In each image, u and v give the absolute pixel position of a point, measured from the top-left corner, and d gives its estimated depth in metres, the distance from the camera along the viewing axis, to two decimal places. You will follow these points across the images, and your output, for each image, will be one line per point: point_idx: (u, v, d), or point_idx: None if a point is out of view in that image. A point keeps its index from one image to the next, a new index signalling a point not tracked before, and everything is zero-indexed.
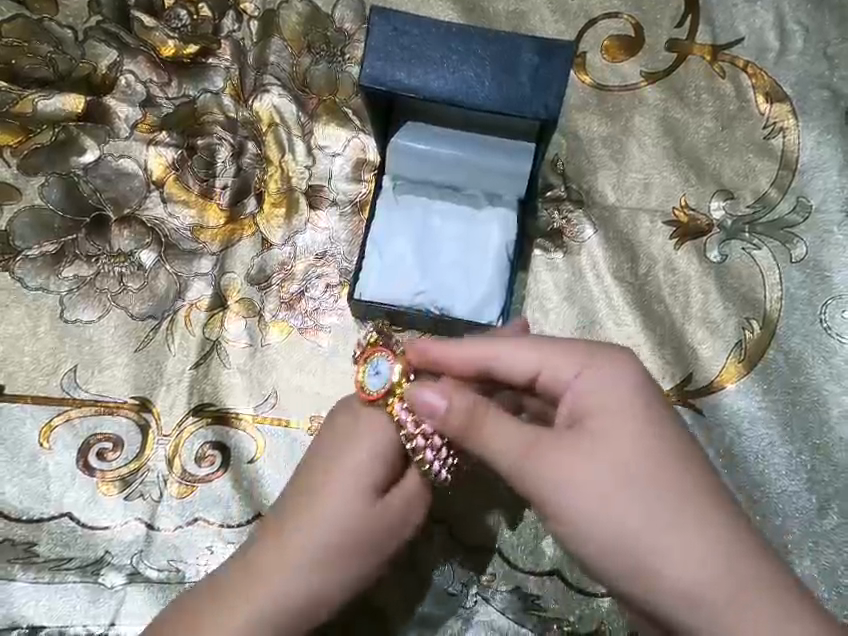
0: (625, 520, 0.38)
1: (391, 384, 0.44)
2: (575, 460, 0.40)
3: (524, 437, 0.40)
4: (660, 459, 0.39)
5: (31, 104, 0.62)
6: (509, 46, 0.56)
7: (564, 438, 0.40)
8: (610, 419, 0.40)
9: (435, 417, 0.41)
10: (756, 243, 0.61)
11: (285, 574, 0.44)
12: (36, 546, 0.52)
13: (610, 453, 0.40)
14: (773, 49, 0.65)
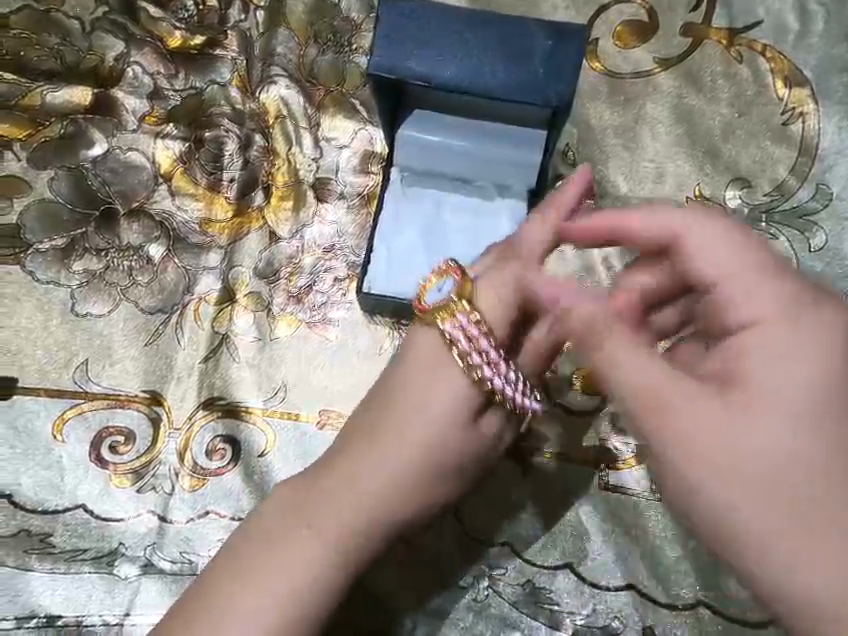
0: (742, 467, 0.37)
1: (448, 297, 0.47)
2: (733, 414, 0.38)
3: (714, 394, 0.39)
4: (819, 420, 0.38)
5: (39, 97, 0.62)
6: (521, 32, 0.54)
7: (709, 390, 0.39)
8: (798, 381, 0.38)
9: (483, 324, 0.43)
10: (774, 233, 0.59)
11: (315, 559, 0.44)
12: (52, 536, 0.51)
13: (775, 417, 0.38)
14: (793, 31, 0.63)
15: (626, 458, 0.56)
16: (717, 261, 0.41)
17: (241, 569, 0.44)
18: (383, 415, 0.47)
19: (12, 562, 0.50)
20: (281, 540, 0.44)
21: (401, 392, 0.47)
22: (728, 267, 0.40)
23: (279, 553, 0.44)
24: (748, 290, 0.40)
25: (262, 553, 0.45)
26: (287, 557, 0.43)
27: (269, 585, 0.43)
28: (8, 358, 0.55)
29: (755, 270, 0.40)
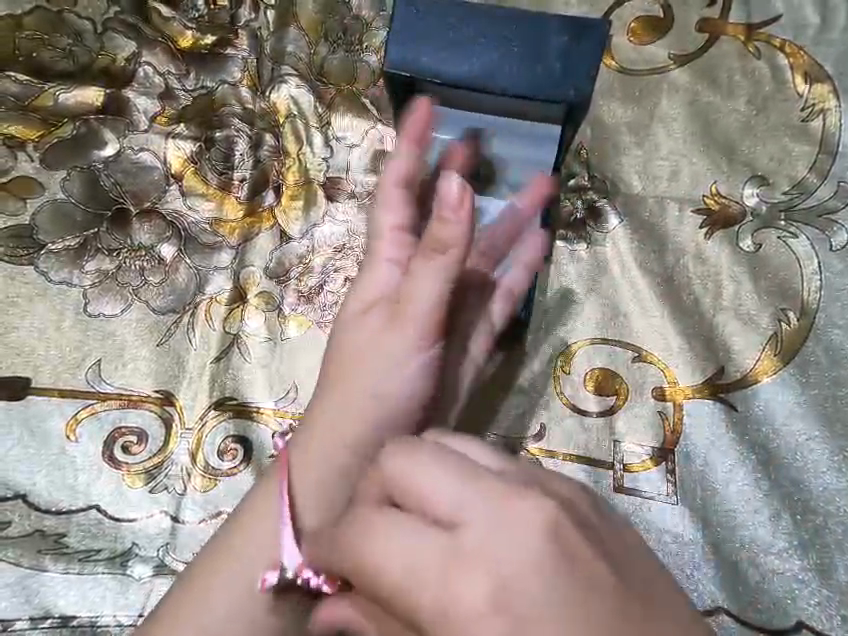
0: None
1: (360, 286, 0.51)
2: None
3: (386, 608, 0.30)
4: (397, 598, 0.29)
5: (51, 97, 0.62)
6: (539, 27, 0.53)
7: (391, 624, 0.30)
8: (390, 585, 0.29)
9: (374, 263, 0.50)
10: (793, 231, 0.58)
11: (268, 517, 0.45)
12: (66, 536, 0.51)
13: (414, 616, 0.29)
14: (813, 24, 0.62)
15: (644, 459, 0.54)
16: (389, 556, 0.29)
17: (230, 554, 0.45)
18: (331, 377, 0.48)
19: (26, 562, 0.49)
20: (258, 513, 0.46)
21: (345, 351, 0.49)
22: (415, 540, 0.29)
23: (262, 517, 0.46)
24: (414, 560, 0.29)
25: (224, 534, 0.46)
26: (271, 515, 0.45)
27: (260, 557, 0.45)
28: (22, 359, 0.55)
29: (414, 583, 0.28)
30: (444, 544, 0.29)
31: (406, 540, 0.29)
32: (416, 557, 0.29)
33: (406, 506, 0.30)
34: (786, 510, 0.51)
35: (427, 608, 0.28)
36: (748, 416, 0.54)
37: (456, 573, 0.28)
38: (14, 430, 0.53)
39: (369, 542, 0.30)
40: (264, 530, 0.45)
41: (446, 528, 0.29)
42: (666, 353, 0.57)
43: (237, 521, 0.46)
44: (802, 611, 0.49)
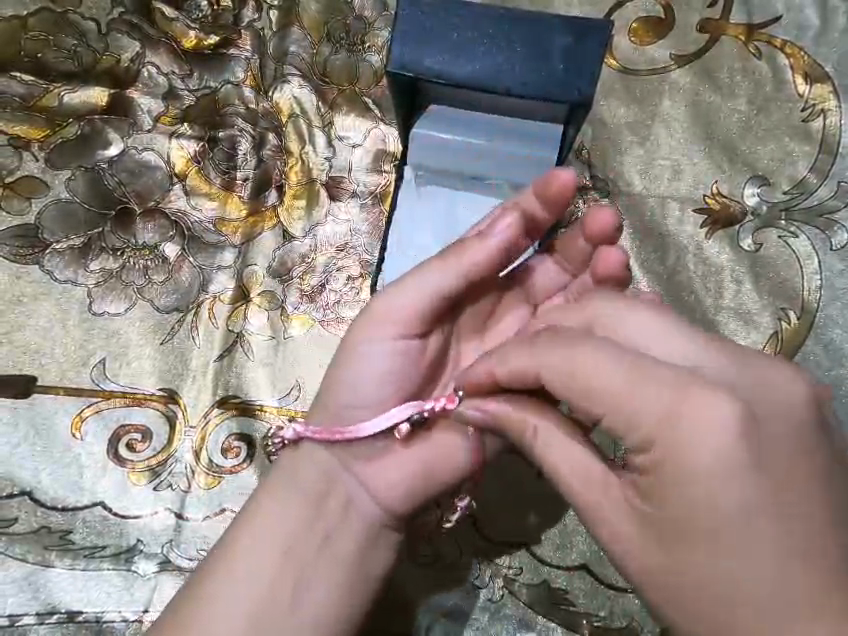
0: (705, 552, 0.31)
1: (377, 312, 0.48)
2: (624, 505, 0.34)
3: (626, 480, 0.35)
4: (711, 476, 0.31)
5: (56, 97, 0.62)
6: (543, 27, 0.53)
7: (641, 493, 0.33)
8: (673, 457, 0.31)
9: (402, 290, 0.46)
10: (794, 231, 0.59)
11: (284, 498, 0.46)
12: (72, 533, 0.51)
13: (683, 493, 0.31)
14: (813, 26, 0.62)
15: None
16: (593, 383, 0.34)
17: (241, 550, 0.44)
18: (340, 357, 0.49)
19: (32, 559, 0.50)
20: (259, 513, 0.45)
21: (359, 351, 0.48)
22: (597, 366, 0.34)
23: (264, 516, 0.45)
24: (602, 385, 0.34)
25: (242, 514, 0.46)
26: (273, 514, 0.45)
27: (268, 555, 0.44)
28: (28, 358, 0.55)
29: (574, 393, 0.35)
30: (644, 370, 0.33)
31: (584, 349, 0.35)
32: (638, 397, 0.32)
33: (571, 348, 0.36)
34: None
35: (677, 485, 0.31)
36: None
37: (668, 425, 0.31)
38: (20, 428, 0.53)
39: (595, 380, 0.34)
40: (280, 512, 0.45)
41: (604, 350, 0.34)
42: None
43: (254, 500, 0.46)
44: None
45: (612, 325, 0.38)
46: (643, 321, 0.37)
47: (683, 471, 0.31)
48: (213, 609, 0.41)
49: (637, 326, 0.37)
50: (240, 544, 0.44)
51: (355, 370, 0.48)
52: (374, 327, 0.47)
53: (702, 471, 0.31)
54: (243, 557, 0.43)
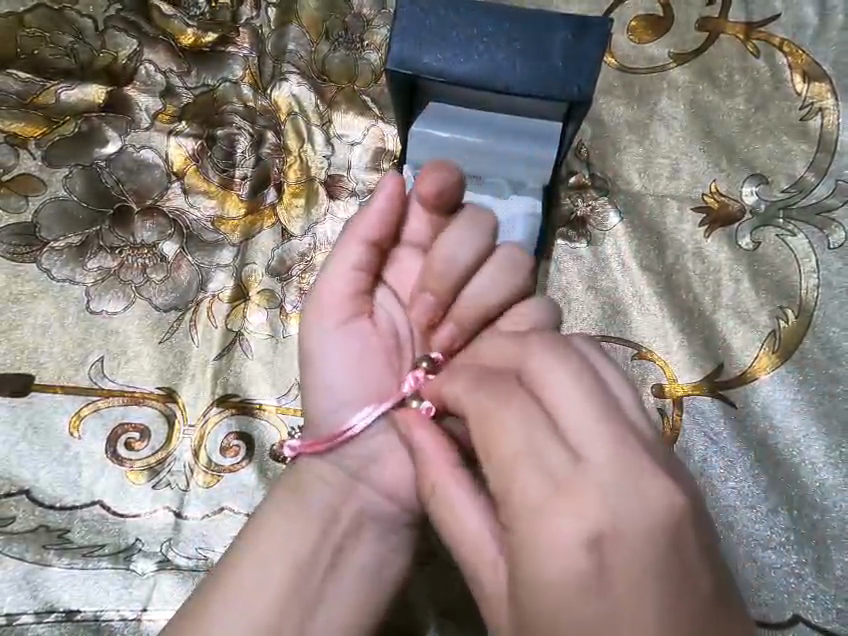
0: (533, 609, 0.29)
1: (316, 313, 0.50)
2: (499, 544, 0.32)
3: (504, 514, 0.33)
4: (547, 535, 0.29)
5: (53, 95, 0.62)
6: (543, 26, 0.53)
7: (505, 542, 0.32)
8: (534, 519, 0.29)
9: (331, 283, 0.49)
10: (792, 229, 0.59)
11: (291, 517, 0.45)
12: (70, 532, 0.51)
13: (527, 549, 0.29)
14: (812, 24, 0.62)
15: None
16: (480, 420, 0.33)
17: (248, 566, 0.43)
18: (303, 366, 0.50)
19: (30, 557, 0.50)
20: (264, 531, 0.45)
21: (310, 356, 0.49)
22: (484, 409, 0.33)
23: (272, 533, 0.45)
24: (495, 423, 0.32)
25: (246, 535, 0.45)
26: (279, 531, 0.45)
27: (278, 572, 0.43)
28: (26, 356, 0.55)
29: (478, 430, 0.33)
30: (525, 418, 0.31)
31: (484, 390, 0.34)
32: (503, 438, 0.32)
33: (484, 391, 0.34)
34: (783, 506, 0.52)
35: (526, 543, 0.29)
36: (746, 413, 0.55)
37: (526, 464, 0.30)
38: (18, 426, 0.54)
39: (484, 417, 0.33)
40: (286, 530, 0.45)
41: (497, 397, 0.33)
42: (666, 351, 0.57)
43: (259, 520, 0.45)
44: (799, 605, 0.50)
45: (537, 376, 0.32)
46: (544, 354, 0.33)
47: (525, 524, 0.29)
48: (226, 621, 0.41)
49: (531, 368, 0.33)
50: (247, 565, 0.43)
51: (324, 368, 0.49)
52: (326, 327, 0.49)
53: (536, 522, 0.29)
54: (250, 578, 0.42)
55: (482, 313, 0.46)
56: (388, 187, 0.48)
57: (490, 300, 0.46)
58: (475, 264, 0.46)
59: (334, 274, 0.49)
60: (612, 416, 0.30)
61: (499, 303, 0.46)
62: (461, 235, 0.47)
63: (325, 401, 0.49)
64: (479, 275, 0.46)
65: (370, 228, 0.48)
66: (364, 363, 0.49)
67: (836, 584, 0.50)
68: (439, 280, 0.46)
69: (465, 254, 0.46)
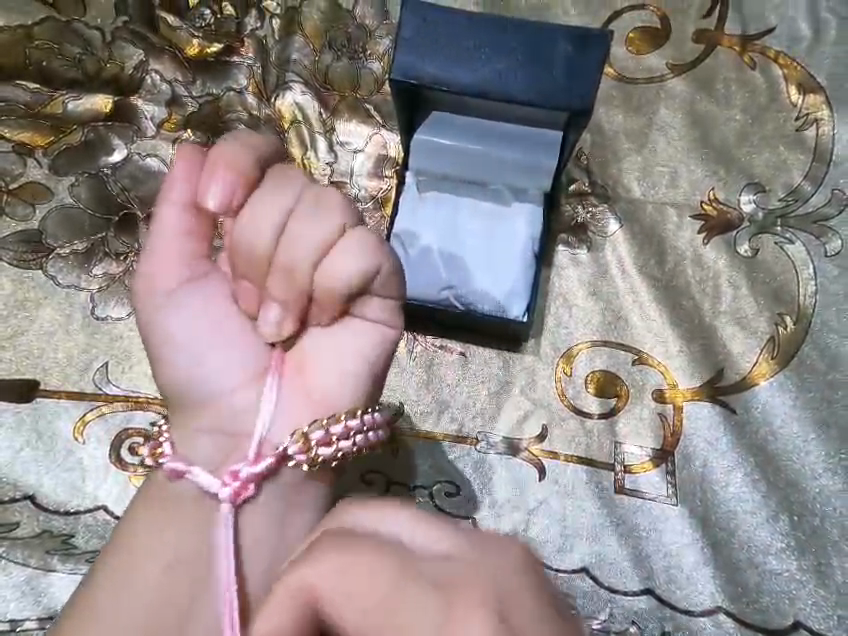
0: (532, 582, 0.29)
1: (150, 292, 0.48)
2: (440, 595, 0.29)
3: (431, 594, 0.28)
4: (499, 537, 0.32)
5: (61, 104, 0.63)
6: (545, 37, 0.54)
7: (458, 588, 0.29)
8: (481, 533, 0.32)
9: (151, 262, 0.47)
10: (789, 237, 0.59)
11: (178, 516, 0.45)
12: (74, 538, 0.52)
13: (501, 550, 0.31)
14: (807, 37, 0.63)
15: (643, 460, 0.55)
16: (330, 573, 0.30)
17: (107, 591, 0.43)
18: (153, 343, 0.48)
19: (33, 563, 0.50)
20: (128, 548, 0.45)
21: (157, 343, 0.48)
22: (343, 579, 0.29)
23: (139, 549, 0.45)
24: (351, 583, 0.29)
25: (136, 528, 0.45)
26: (145, 548, 0.45)
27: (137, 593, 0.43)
28: (32, 362, 0.56)
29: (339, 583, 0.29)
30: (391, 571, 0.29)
31: (327, 555, 0.30)
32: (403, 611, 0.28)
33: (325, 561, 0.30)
34: (783, 512, 0.53)
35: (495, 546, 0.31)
36: (745, 419, 0.55)
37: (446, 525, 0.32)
38: (23, 432, 0.54)
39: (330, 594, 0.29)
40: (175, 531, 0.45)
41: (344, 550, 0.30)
42: (667, 357, 0.58)
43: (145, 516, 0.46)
44: (800, 611, 0.50)
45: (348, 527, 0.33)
46: (369, 519, 0.33)
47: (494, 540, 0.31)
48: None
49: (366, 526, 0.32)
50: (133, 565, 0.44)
51: (182, 344, 0.48)
52: (179, 298, 0.47)
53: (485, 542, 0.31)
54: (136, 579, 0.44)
55: (300, 285, 0.44)
56: (177, 161, 0.46)
57: (300, 260, 0.43)
58: (284, 222, 0.43)
59: (160, 250, 0.47)
60: (456, 531, 0.32)
61: (319, 264, 0.43)
62: (258, 201, 0.43)
63: (187, 368, 0.48)
64: (290, 238, 0.43)
65: (185, 199, 0.46)
66: (218, 331, 0.48)
67: (837, 590, 0.50)
68: (285, 289, 0.44)
69: (269, 220, 0.43)
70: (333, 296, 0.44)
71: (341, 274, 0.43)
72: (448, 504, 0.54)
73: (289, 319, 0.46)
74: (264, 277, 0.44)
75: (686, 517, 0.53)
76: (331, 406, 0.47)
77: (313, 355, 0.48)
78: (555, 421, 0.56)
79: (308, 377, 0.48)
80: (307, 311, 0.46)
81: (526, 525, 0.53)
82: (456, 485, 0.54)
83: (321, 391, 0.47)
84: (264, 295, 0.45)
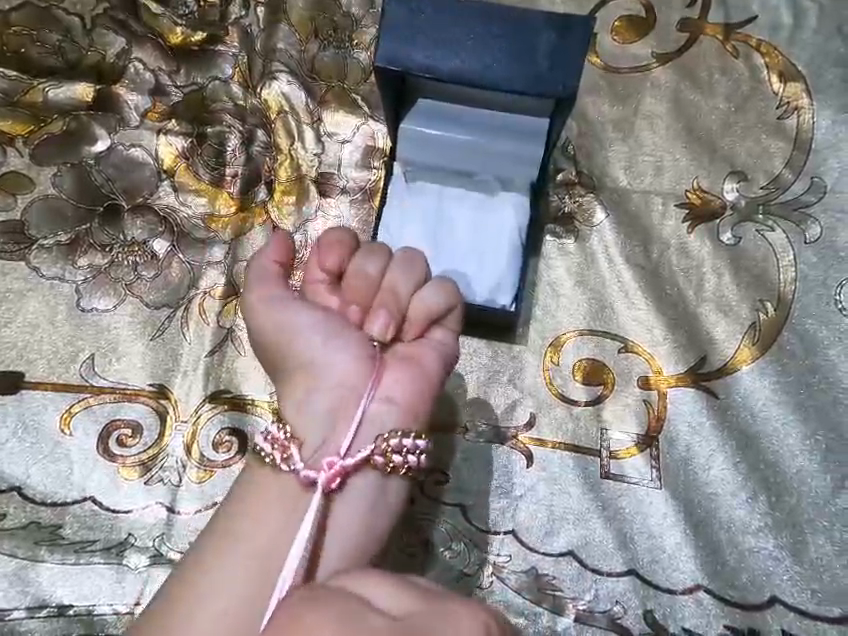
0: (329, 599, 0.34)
1: (264, 328, 0.51)
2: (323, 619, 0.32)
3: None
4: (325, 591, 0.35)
5: (41, 93, 0.62)
6: (528, 26, 0.54)
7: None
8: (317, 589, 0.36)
9: (259, 304, 0.51)
10: (770, 225, 0.60)
11: (252, 513, 0.46)
12: (62, 528, 0.51)
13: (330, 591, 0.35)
14: (787, 27, 0.64)
15: (628, 446, 0.56)
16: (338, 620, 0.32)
17: (217, 548, 0.45)
18: (275, 367, 0.52)
19: (22, 554, 0.50)
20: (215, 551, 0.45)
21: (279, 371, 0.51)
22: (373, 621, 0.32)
23: (241, 522, 0.46)
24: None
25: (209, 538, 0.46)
26: (258, 520, 0.46)
27: (255, 540, 0.45)
28: (17, 353, 0.56)
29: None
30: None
31: (376, 591, 0.35)
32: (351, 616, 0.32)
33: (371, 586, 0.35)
34: (762, 493, 0.54)
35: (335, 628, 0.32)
36: (728, 403, 0.56)
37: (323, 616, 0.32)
38: (10, 424, 0.54)
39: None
40: (252, 524, 0.45)
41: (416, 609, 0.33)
42: (652, 344, 0.59)
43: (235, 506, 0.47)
44: (775, 586, 0.51)
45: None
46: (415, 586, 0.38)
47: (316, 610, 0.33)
48: (199, 595, 0.43)
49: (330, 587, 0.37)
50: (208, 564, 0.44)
51: (302, 359, 0.50)
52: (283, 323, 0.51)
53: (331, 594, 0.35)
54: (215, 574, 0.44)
55: (400, 301, 0.51)
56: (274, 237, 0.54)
57: (404, 289, 0.52)
58: (384, 265, 0.52)
59: (257, 294, 0.52)
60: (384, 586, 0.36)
61: (417, 293, 0.52)
62: (363, 252, 0.52)
63: (301, 372, 0.50)
64: (390, 269, 0.52)
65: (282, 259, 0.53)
66: (333, 345, 0.50)
67: (811, 566, 0.51)
68: (388, 302, 0.51)
69: (375, 260, 0.52)
70: (424, 319, 0.52)
71: (434, 301, 0.51)
72: (442, 496, 0.54)
73: (393, 328, 0.51)
74: (372, 298, 0.52)
75: (669, 500, 0.54)
76: (428, 402, 0.50)
77: (406, 356, 0.51)
78: (543, 409, 0.57)
79: (413, 365, 0.50)
80: (404, 327, 0.51)
81: (514, 512, 0.54)
82: (445, 475, 0.55)
83: (426, 376, 0.50)
84: (370, 310, 0.51)
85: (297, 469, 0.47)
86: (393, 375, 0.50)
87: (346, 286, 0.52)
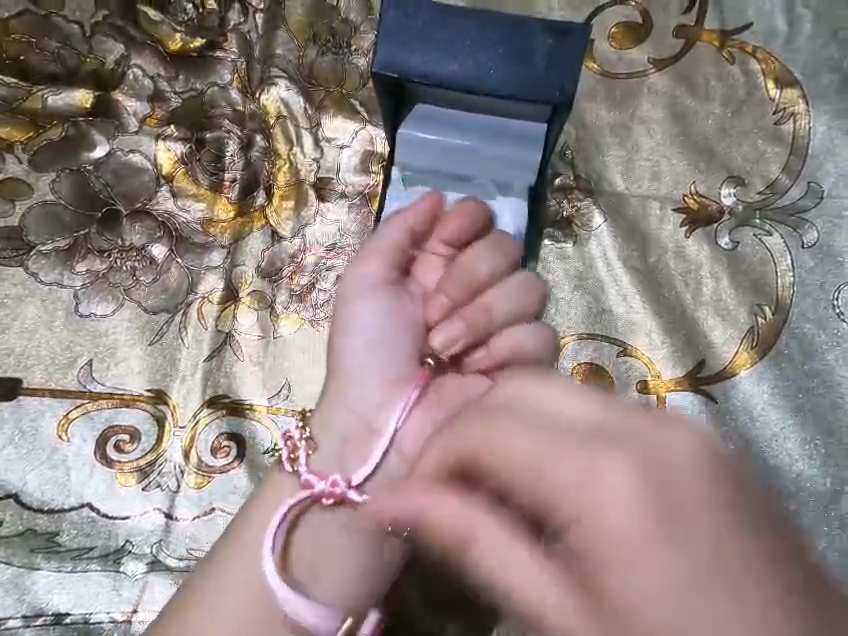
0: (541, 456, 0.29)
1: (354, 290, 0.53)
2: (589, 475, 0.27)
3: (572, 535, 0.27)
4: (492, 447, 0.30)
5: (41, 99, 0.63)
6: (524, 31, 0.55)
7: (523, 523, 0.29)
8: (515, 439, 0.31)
9: (363, 266, 0.54)
10: (768, 230, 0.61)
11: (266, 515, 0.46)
12: (58, 535, 0.51)
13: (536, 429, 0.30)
14: (783, 32, 0.65)
15: None
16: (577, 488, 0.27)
17: (227, 555, 0.46)
18: (336, 336, 0.54)
19: (17, 562, 0.49)
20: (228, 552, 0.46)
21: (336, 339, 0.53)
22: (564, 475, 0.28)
23: (254, 528, 0.46)
24: (669, 578, 0.25)
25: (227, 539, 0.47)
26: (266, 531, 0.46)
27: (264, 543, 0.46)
28: (14, 358, 0.56)
29: (724, 582, 0.25)
30: (710, 498, 0.26)
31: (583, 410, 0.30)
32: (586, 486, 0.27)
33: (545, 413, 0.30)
34: None
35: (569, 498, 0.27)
36: (726, 407, 0.56)
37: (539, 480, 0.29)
38: (6, 430, 0.54)
39: (615, 584, 0.25)
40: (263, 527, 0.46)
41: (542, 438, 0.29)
42: (651, 348, 0.58)
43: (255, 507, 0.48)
44: None
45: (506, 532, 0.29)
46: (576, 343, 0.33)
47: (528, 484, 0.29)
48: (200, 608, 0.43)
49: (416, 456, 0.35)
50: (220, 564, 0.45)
51: (347, 368, 0.52)
52: (359, 310, 0.53)
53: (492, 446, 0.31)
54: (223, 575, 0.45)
55: (482, 325, 0.50)
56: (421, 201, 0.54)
57: (499, 309, 0.50)
58: (487, 278, 0.51)
59: (369, 256, 0.54)
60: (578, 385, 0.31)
61: (510, 323, 0.50)
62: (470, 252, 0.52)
63: (349, 356, 0.52)
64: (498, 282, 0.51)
65: (396, 243, 0.53)
66: (378, 368, 0.52)
67: None
68: (473, 318, 0.50)
69: (485, 266, 0.51)
70: (506, 355, 0.49)
71: (523, 340, 0.50)
72: None
73: (465, 346, 0.50)
74: (465, 305, 0.51)
75: None
76: None
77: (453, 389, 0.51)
78: None
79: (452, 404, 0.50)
80: (471, 351, 0.50)
81: None
82: None
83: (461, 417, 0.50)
84: (457, 315, 0.51)
85: (301, 472, 0.47)
86: (414, 420, 0.50)
87: (454, 276, 0.52)
